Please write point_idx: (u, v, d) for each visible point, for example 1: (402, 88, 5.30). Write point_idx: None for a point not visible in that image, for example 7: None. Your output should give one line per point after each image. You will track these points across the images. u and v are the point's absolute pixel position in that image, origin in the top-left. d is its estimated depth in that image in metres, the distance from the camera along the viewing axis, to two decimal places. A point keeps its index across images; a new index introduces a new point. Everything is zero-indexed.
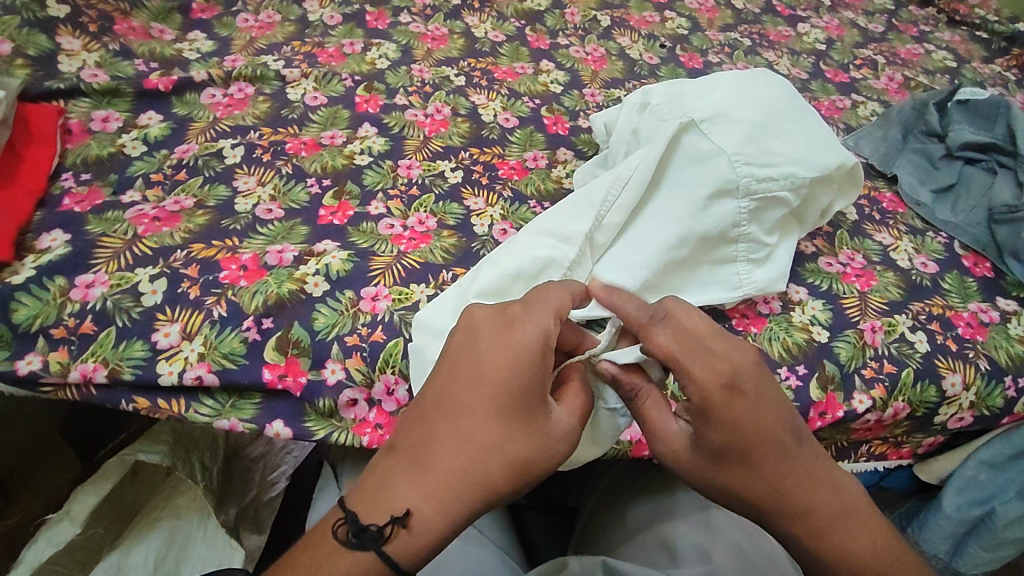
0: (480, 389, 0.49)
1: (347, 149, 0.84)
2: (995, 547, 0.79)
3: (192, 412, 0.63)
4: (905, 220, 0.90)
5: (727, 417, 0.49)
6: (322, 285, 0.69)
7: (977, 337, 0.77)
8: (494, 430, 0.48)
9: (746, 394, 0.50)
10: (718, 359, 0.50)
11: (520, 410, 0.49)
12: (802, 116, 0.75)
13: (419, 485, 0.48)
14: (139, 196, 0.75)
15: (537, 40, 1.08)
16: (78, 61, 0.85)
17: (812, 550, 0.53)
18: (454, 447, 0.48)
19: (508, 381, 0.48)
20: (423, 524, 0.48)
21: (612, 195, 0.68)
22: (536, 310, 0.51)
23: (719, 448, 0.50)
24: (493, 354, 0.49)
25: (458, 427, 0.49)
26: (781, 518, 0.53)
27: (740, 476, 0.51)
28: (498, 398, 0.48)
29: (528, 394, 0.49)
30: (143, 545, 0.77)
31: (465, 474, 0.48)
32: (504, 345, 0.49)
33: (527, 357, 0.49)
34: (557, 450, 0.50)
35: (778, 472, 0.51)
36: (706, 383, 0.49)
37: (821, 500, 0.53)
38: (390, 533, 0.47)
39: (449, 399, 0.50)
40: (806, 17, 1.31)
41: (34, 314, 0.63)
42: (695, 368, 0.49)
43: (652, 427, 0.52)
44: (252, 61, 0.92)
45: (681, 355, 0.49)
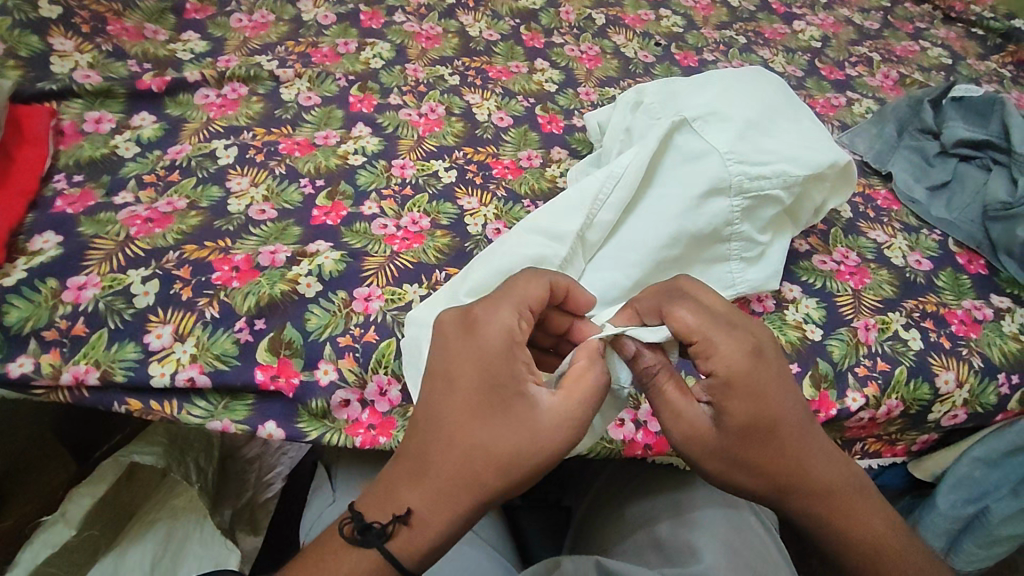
0: (457, 388, 0.49)
1: (341, 149, 0.84)
2: (990, 544, 0.79)
3: (185, 413, 0.63)
4: (899, 218, 0.90)
5: (750, 390, 0.50)
6: (315, 286, 0.68)
7: (970, 334, 0.77)
8: (478, 426, 0.48)
9: (765, 364, 0.51)
10: (739, 331, 0.51)
11: (498, 404, 0.48)
12: (795, 114, 0.75)
13: (415, 482, 0.49)
14: (132, 197, 0.75)
15: (532, 39, 1.08)
16: (70, 62, 0.85)
17: (822, 517, 0.57)
18: (441, 447, 0.49)
19: (481, 377, 0.49)
20: (425, 522, 0.48)
21: (604, 193, 0.68)
22: (500, 306, 0.51)
23: (742, 425, 0.51)
24: (462, 354, 0.50)
25: (443, 426, 0.49)
26: (798, 493, 0.55)
27: (762, 454, 0.52)
28: (474, 394, 0.49)
29: (502, 387, 0.48)
30: (140, 546, 0.77)
31: (456, 471, 0.48)
32: (471, 343, 0.50)
33: (491, 352, 0.49)
34: (549, 439, 0.48)
35: (792, 450, 0.53)
36: (731, 358, 0.50)
37: (829, 469, 0.56)
38: (392, 528, 0.48)
39: (432, 400, 0.50)
40: (801, 14, 1.30)
41: (26, 316, 0.63)
42: (720, 342, 0.50)
43: (673, 410, 0.52)
44: (245, 62, 0.92)
45: (705, 329, 0.50)
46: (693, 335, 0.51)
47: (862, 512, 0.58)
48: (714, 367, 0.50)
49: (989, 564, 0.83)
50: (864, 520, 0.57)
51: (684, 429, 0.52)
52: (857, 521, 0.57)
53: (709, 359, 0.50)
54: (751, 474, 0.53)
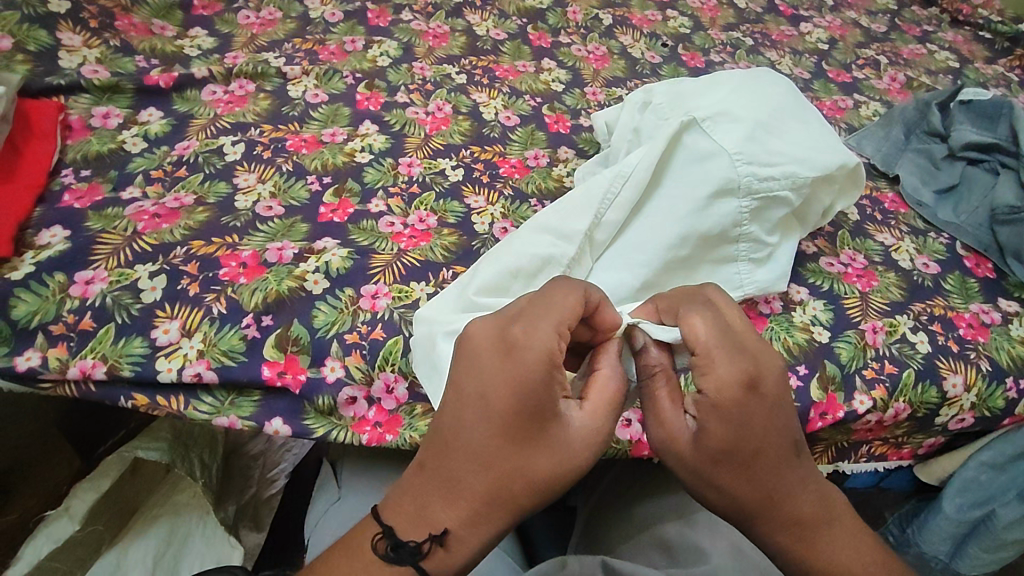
0: (492, 415, 0.47)
1: (348, 146, 0.84)
2: (996, 548, 0.79)
3: (191, 409, 0.63)
4: (907, 220, 0.90)
5: (738, 417, 0.48)
6: (322, 283, 0.68)
7: (978, 338, 0.76)
8: (514, 453, 0.47)
9: (763, 394, 0.48)
10: (742, 356, 0.48)
11: (534, 432, 0.47)
12: (804, 116, 0.75)
13: (450, 502, 0.48)
14: (139, 192, 0.75)
15: (539, 39, 1.08)
16: (78, 57, 0.85)
17: (796, 553, 0.53)
18: (476, 473, 0.48)
19: (518, 407, 0.46)
20: (463, 541, 0.49)
21: (612, 192, 0.68)
22: (539, 328, 0.46)
23: (722, 449, 0.48)
24: (497, 380, 0.47)
25: (478, 451, 0.48)
26: (768, 523, 0.52)
27: (738, 479, 0.50)
28: (511, 422, 0.47)
29: (540, 416, 0.46)
30: (142, 543, 0.77)
31: (492, 497, 0.48)
32: (507, 370, 0.46)
33: (531, 382, 0.46)
34: (583, 462, 0.48)
35: (773, 480, 0.50)
36: (726, 378, 0.48)
37: (810, 503, 0.52)
38: (429, 550, 0.48)
39: (463, 424, 0.48)
40: (808, 16, 1.30)
41: (34, 310, 0.63)
42: (721, 363, 0.48)
43: (658, 417, 0.50)
44: (253, 58, 0.92)
45: (710, 345, 0.49)
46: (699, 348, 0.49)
47: (842, 556, 0.54)
48: (708, 386, 0.48)
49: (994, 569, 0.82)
50: (850, 561, 0.54)
51: (664, 439, 0.50)
52: (839, 563, 0.54)
53: (705, 377, 0.48)
54: (725, 497, 0.50)
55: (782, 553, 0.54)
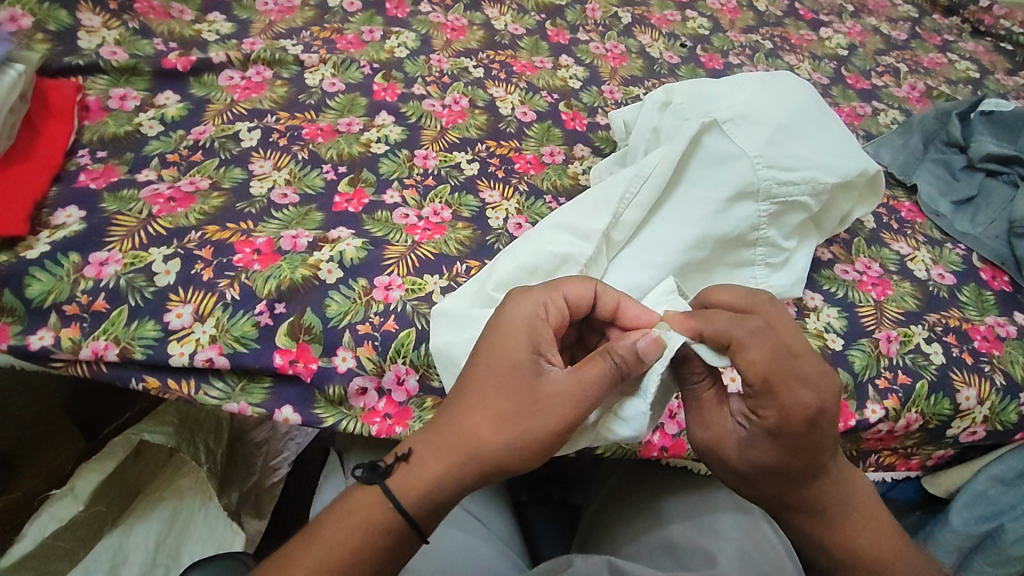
0: (482, 352, 0.51)
1: (364, 136, 0.84)
2: (1002, 563, 0.79)
3: (202, 394, 0.63)
4: (923, 230, 0.89)
5: (792, 445, 0.51)
6: (335, 272, 0.68)
7: (993, 351, 0.76)
8: (489, 384, 0.50)
9: (823, 425, 0.50)
10: (807, 390, 0.49)
11: (512, 370, 0.50)
12: (825, 121, 0.74)
13: (428, 430, 0.50)
14: (155, 175, 0.75)
15: (557, 35, 1.08)
16: (97, 38, 0.84)
17: (820, 541, 0.56)
18: (456, 400, 0.50)
19: (504, 344, 0.51)
20: (427, 471, 0.48)
21: (631, 193, 0.67)
22: (538, 288, 0.54)
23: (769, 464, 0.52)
24: (492, 326, 0.52)
25: (460, 384, 0.51)
26: (797, 516, 0.56)
27: (777, 485, 0.54)
28: (495, 356, 0.51)
29: (520, 354, 0.50)
30: (145, 524, 0.77)
31: (459, 423, 0.49)
32: (500, 318, 0.52)
33: (518, 324, 0.51)
34: (550, 409, 0.48)
35: (808, 482, 0.53)
36: (789, 414, 0.49)
37: (838, 498, 0.55)
38: (393, 466, 0.49)
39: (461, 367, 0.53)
40: (829, 22, 1.29)
41: (48, 289, 0.63)
42: (783, 394, 0.49)
43: (705, 421, 0.55)
44: (270, 45, 0.91)
45: (767, 375, 0.49)
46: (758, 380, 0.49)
47: (866, 541, 0.55)
48: (768, 416, 0.50)
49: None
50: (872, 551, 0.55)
51: (711, 440, 0.55)
52: (862, 551, 0.55)
53: (769, 407, 0.50)
54: (758, 494, 0.55)
55: (803, 538, 0.57)
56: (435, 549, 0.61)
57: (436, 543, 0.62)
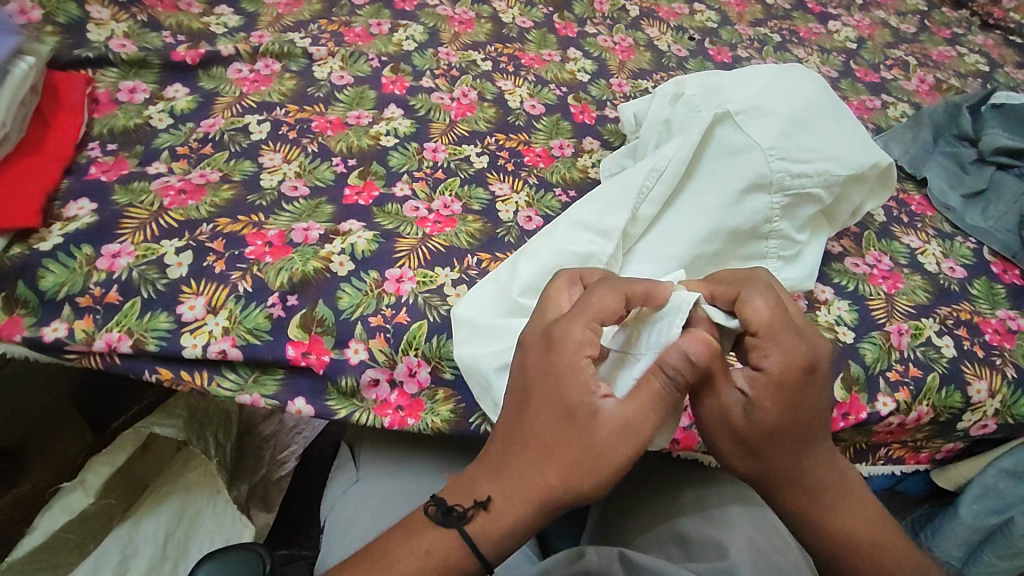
0: (531, 395, 0.48)
1: (373, 129, 0.83)
2: (1011, 556, 0.77)
3: (215, 385, 0.63)
4: (933, 224, 0.89)
5: (796, 395, 0.49)
6: (347, 265, 0.68)
7: (1004, 344, 0.76)
8: (550, 431, 0.47)
9: (820, 376, 0.50)
10: (805, 340, 0.50)
11: (568, 412, 0.47)
12: (838, 113, 0.74)
13: (495, 475, 0.48)
14: (165, 168, 0.75)
15: (565, 28, 1.07)
16: (106, 30, 0.84)
17: (812, 520, 0.53)
18: (517, 445, 0.48)
19: (553, 385, 0.47)
20: (506, 518, 0.47)
21: (646, 187, 0.67)
22: (574, 315, 0.49)
23: (772, 425, 0.49)
24: (537, 360, 0.49)
25: (517, 425, 0.48)
26: (791, 493, 0.53)
27: (781, 451, 0.51)
28: (546, 400, 0.47)
29: (573, 394, 0.47)
30: (154, 518, 0.77)
31: (529, 470, 0.47)
32: (544, 352, 0.48)
33: (563, 361, 0.48)
34: (618, 448, 0.46)
35: (805, 451, 0.51)
36: (789, 358, 0.49)
37: (829, 475, 0.53)
38: (470, 513, 0.48)
39: (510, 404, 0.50)
40: (837, 15, 1.29)
41: (61, 281, 0.63)
42: (783, 343, 0.49)
43: (709, 389, 0.51)
44: (279, 38, 0.91)
45: (771, 325, 0.50)
46: (760, 329, 0.50)
47: (855, 525, 0.53)
48: (770, 365, 0.49)
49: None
50: (865, 529, 0.53)
51: (714, 411, 0.51)
52: (852, 535, 0.53)
53: (767, 355, 0.49)
54: (759, 466, 0.51)
55: (795, 521, 0.54)
56: None
57: None
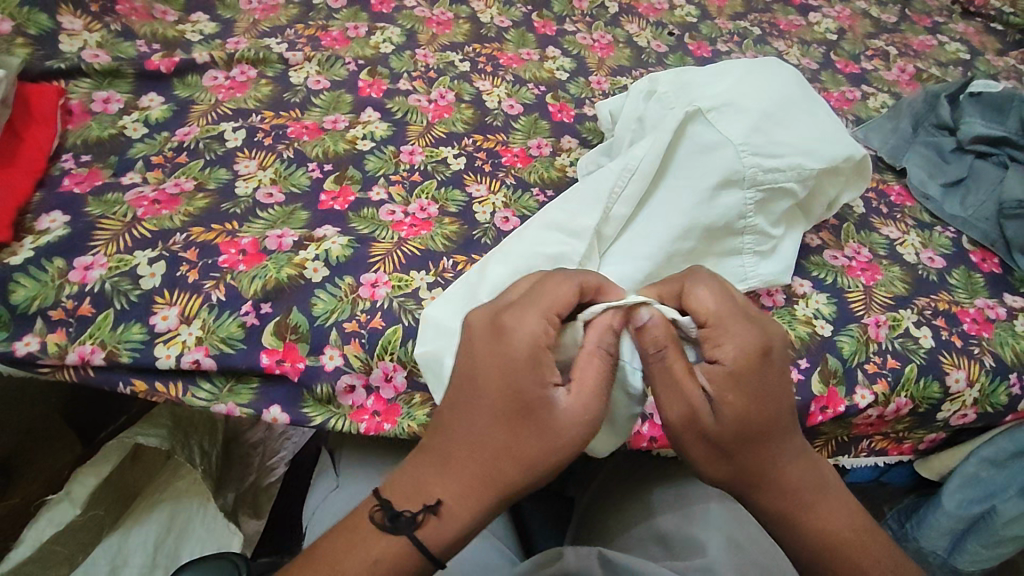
0: (483, 395, 0.48)
1: (349, 134, 0.83)
2: (994, 544, 0.79)
3: (190, 396, 0.63)
4: (913, 214, 0.89)
5: (754, 382, 0.49)
6: (321, 271, 0.68)
7: (983, 333, 0.76)
8: (504, 430, 0.48)
9: (772, 358, 0.50)
10: (756, 326, 0.51)
11: (521, 412, 0.48)
12: (810, 106, 0.74)
13: (446, 475, 0.49)
14: (139, 178, 0.74)
15: (544, 27, 1.07)
16: (78, 41, 0.84)
17: (795, 522, 0.53)
18: (468, 445, 0.49)
19: (507, 385, 0.48)
20: (459, 514, 0.48)
21: (619, 187, 0.67)
22: (525, 311, 0.49)
23: (740, 421, 0.49)
24: (487, 358, 0.49)
25: (467, 423, 0.49)
26: (770, 495, 0.52)
27: (749, 453, 0.50)
28: (500, 400, 0.48)
29: (526, 393, 0.48)
30: (144, 526, 0.78)
31: (482, 468, 0.48)
32: (494, 351, 0.48)
33: (518, 360, 0.48)
34: (569, 439, 0.48)
35: (779, 451, 0.52)
36: (744, 345, 0.49)
37: (804, 474, 0.53)
38: (423, 518, 0.48)
39: (457, 403, 0.50)
40: (818, 6, 1.29)
41: (33, 295, 0.63)
42: (734, 329, 0.50)
43: (672, 389, 0.50)
44: (254, 44, 0.91)
45: (720, 315, 0.51)
46: (707, 322, 0.51)
47: (836, 521, 0.54)
48: (725, 354, 0.50)
49: (995, 564, 0.83)
50: (844, 528, 0.54)
51: (681, 415, 0.50)
52: (834, 533, 0.53)
53: (721, 345, 0.50)
54: (734, 469, 0.51)
55: (779, 526, 0.53)
56: None
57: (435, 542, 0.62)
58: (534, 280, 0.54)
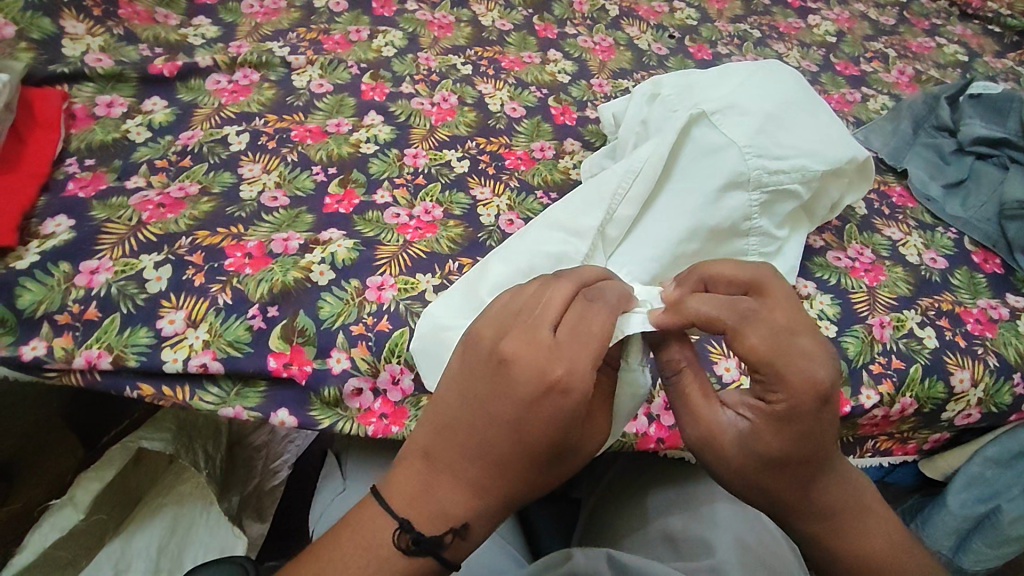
0: (522, 440, 0.44)
1: (353, 137, 0.83)
2: (999, 544, 0.79)
3: (197, 399, 0.63)
4: (915, 215, 0.89)
5: (805, 425, 0.45)
6: (327, 274, 0.68)
7: (986, 333, 0.76)
8: (539, 467, 0.46)
9: (833, 399, 0.46)
10: (814, 364, 0.45)
11: (560, 453, 0.45)
12: (814, 108, 0.75)
13: (473, 503, 0.47)
14: (144, 181, 0.74)
15: (545, 30, 1.07)
16: (81, 45, 0.84)
17: (827, 543, 0.52)
18: (496, 477, 0.46)
19: (552, 434, 0.44)
20: (479, 533, 0.48)
21: (623, 188, 0.67)
22: (578, 358, 0.43)
23: (786, 454, 0.46)
24: (533, 407, 0.43)
25: (497, 459, 0.45)
26: (804, 519, 0.51)
27: (787, 479, 0.48)
28: (542, 446, 0.44)
29: (570, 439, 0.45)
30: (147, 532, 0.77)
31: (507, 495, 0.47)
32: (542, 401, 0.43)
33: (569, 413, 0.43)
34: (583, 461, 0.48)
35: (816, 482, 0.49)
36: (798, 395, 0.44)
37: (843, 498, 0.51)
38: (450, 542, 0.47)
39: (488, 438, 0.45)
40: (817, 9, 1.29)
41: (39, 299, 0.63)
42: (790, 377, 0.44)
43: (696, 415, 0.48)
44: (257, 48, 0.91)
45: (769, 357, 0.45)
46: (757, 363, 0.45)
47: (875, 543, 0.52)
48: (776, 400, 0.45)
49: (998, 564, 0.83)
50: (882, 547, 0.52)
51: (700, 438, 0.48)
52: (868, 554, 0.52)
53: (776, 391, 0.45)
54: (769, 498, 0.49)
55: (812, 546, 0.52)
56: None
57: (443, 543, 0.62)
58: (566, 291, 0.47)
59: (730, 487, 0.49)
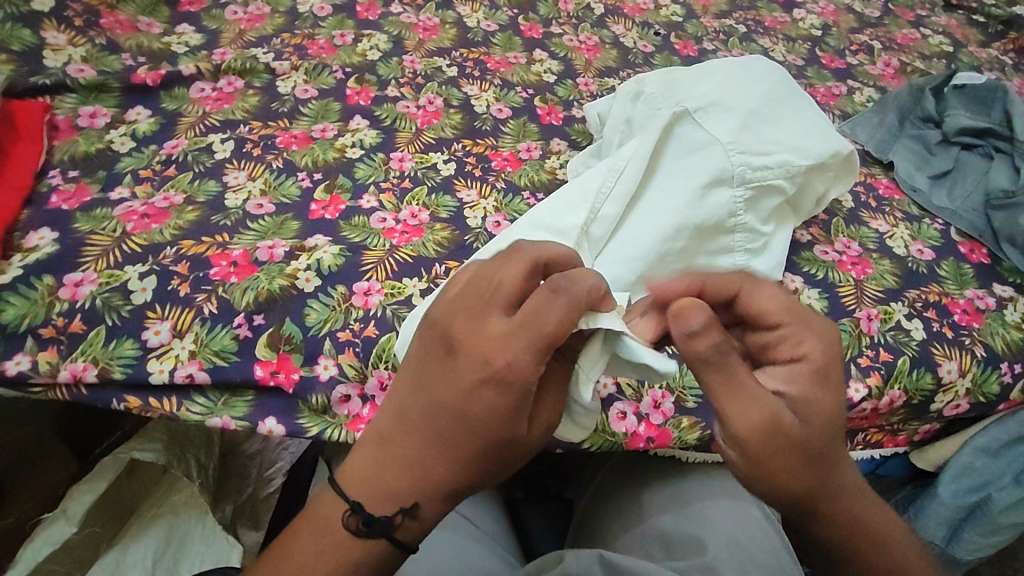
0: (466, 423, 0.44)
1: (338, 142, 0.83)
2: (991, 533, 0.80)
3: (184, 410, 0.62)
4: (901, 207, 0.89)
5: (837, 383, 0.49)
6: (313, 281, 0.68)
7: (973, 323, 0.77)
8: (487, 452, 0.45)
9: None
10: (818, 324, 0.51)
11: (506, 438, 0.45)
12: (797, 104, 0.75)
13: (422, 484, 0.46)
14: (128, 192, 0.74)
15: (530, 30, 1.07)
16: (63, 56, 0.83)
17: (864, 535, 0.51)
18: (445, 459, 0.45)
19: (494, 418, 0.44)
20: (430, 516, 0.47)
21: (607, 187, 0.67)
22: (517, 343, 0.43)
23: (832, 414, 0.47)
24: (474, 392, 0.44)
25: (446, 442, 0.45)
26: (846, 505, 0.50)
27: (835, 452, 0.48)
28: (488, 430, 0.44)
29: (514, 424, 0.44)
30: (141, 542, 0.77)
31: (457, 479, 0.46)
32: (481, 385, 0.44)
33: (507, 397, 0.44)
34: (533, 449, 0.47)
35: (847, 460, 0.50)
36: (828, 344, 0.49)
37: (864, 483, 0.52)
38: (400, 523, 0.46)
39: (434, 419, 0.45)
40: (802, 2, 1.29)
41: (23, 313, 0.62)
42: (816, 327, 0.49)
43: (749, 393, 0.45)
44: (241, 54, 0.91)
45: (790, 312, 0.50)
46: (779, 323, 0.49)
47: (891, 531, 0.53)
48: (809, 352, 0.48)
49: (992, 553, 0.83)
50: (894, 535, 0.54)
51: (762, 419, 0.44)
52: (891, 539, 0.53)
53: (805, 343, 0.49)
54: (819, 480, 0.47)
55: (852, 537, 0.51)
56: (428, 552, 0.61)
57: (434, 549, 0.62)
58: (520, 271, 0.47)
59: (789, 472, 0.46)
